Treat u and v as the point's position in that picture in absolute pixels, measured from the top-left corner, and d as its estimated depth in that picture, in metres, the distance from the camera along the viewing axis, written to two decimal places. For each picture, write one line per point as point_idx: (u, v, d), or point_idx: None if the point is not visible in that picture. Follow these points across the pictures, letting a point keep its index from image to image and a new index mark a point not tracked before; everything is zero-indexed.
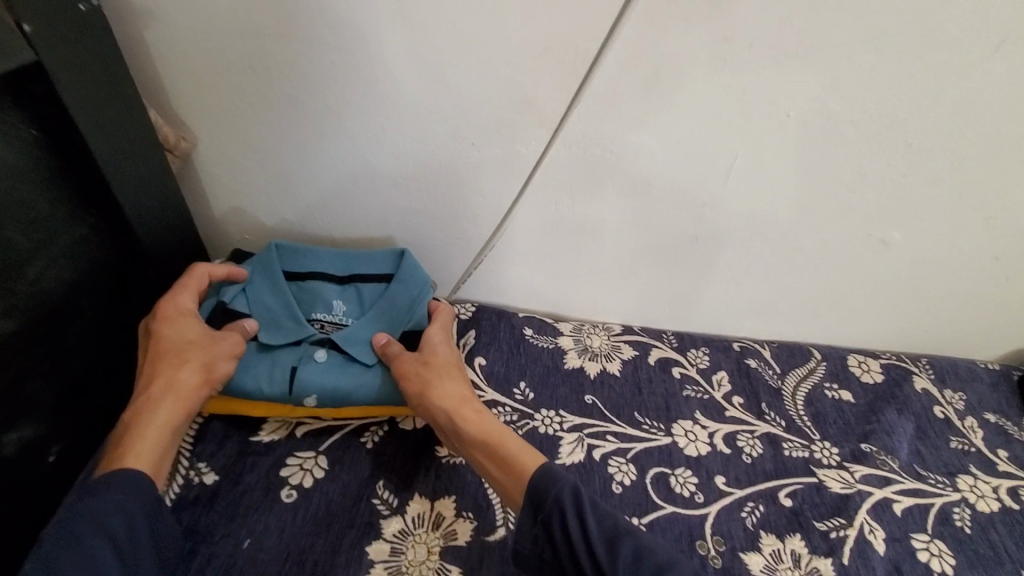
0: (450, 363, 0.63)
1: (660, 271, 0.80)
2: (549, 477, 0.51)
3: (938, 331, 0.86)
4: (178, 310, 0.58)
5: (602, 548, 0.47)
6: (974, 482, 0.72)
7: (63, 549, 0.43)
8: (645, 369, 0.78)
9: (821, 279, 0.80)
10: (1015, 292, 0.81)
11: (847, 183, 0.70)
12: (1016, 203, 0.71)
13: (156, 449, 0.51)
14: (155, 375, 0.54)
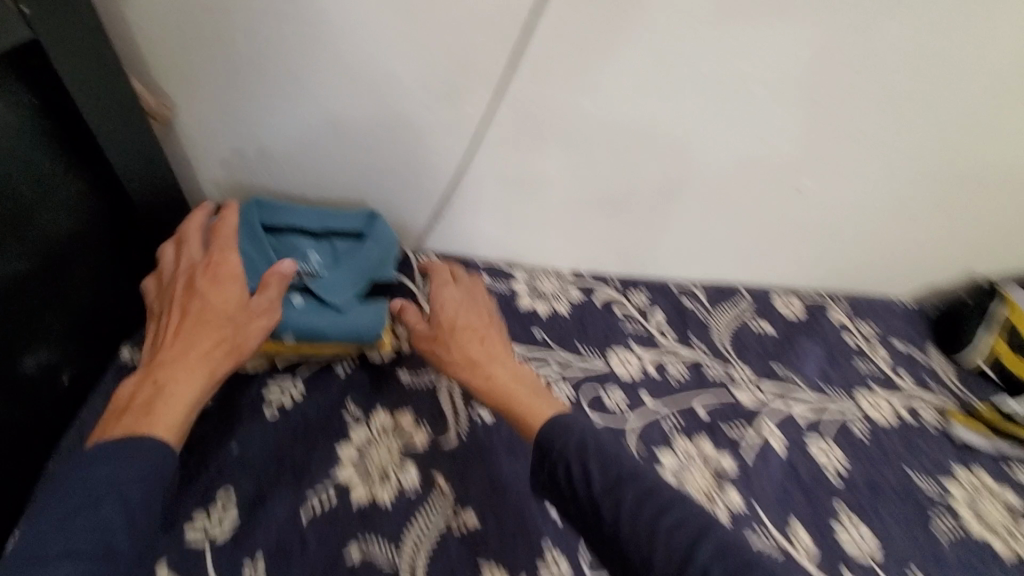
0: (455, 325, 0.67)
1: (606, 222, 0.89)
2: (557, 429, 0.54)
3: (858, 272, 0.96)
4: (223, 279, 0.63)
5: (606, 490, 0.50)
6: (873, 398, 0.81)
7: (75, 512, 0.45)
8: (589, 309, 0.88)
9: (747, 225, 0.89)
10: (920, 233, 0.90)
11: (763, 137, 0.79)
12: (912, 150, 0.80)
13: (179, 419, 0.54)
14: (191, 341, 0.59)
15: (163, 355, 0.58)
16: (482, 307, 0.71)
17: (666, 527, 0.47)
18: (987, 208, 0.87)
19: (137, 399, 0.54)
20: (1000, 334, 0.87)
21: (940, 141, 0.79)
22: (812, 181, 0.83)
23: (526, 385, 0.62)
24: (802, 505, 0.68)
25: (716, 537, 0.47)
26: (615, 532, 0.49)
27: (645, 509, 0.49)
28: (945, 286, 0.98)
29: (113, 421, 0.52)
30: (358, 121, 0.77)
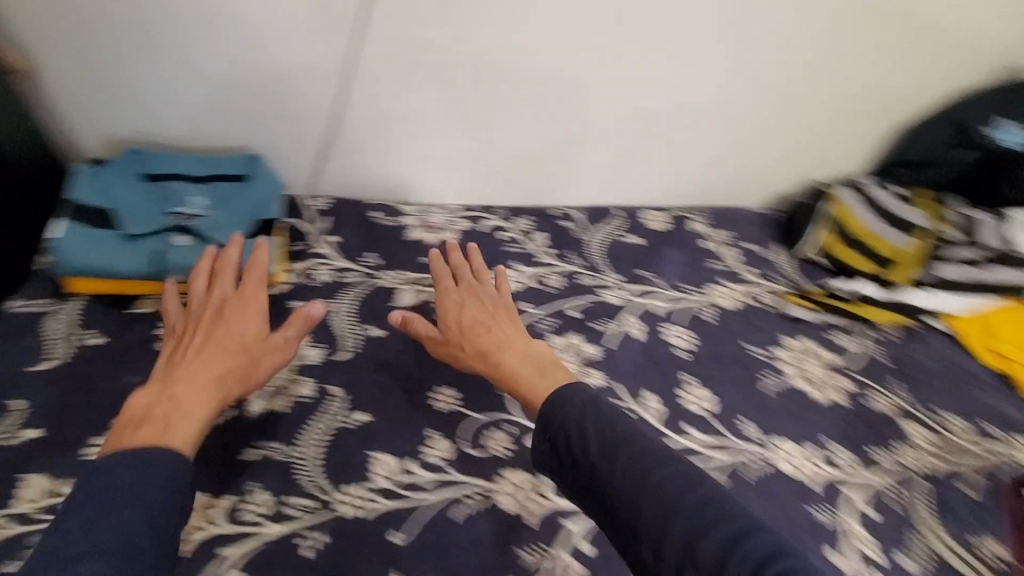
0: (454, 322, 0.72)
1: (484, 155, 0.96)
2: (557, 402, 0.58)
3: (715, 186, 1.08)
4: (248, 312, 0.65)
5: (604, 454, 0.53)
6: (723, 290, 0.94)
7: (95, 513, 0.43)
8: (475, 235, 0.95)
9: (611, 148, 0.98)
10: (760, 146, 1.03)
11: (609, 61, 0.87)
12: (738, 69, 0.92)
13: (196, 436, 0.53)
14: (208, 362, 0.59)
15: (178, 372, 0.57)
16: (485, 303, 0.74)
17: (656, 477, 0.52)
18: (812, 118, 1.00)
19: (154, 410, 0.52)
20: (830, 229, 1.00)
21: (760, 56, 0.91)
22: (661, 102, 0.93)
23: (535, 366, 0.65)
24: (654, 379, 0.79)
25: (704, 491, 0.51)
26: (612, 489, 0.52)
27: (638, 465, 0.52)
28: (791, 194, 1.12)
29: (129, 430, 0.50)
30: (226, 66, 0.79)
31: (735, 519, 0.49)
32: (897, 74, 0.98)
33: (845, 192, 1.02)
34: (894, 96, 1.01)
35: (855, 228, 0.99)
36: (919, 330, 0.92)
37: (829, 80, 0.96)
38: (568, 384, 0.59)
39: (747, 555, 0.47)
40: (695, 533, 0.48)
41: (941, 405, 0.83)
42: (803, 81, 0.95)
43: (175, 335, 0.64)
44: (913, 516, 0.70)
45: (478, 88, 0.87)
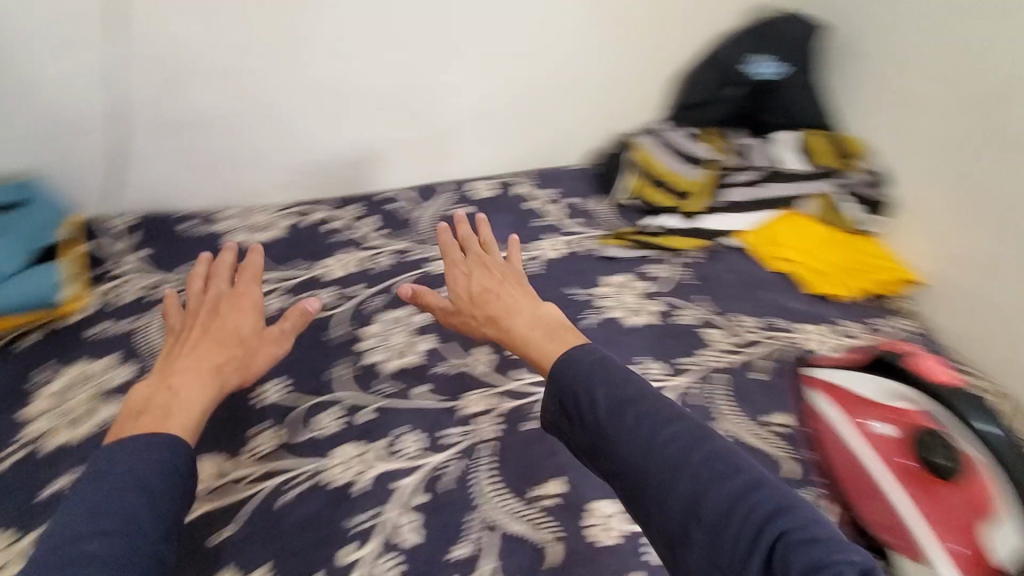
0: (505, 274, 0.78)
1: (288, 151, 1.02)
2: (567, 362, 0.62)
3: (530, 150, 1.18)
4: (240, 308, 0.70)
5: (612, 412, 0.57)
6: (548, 243, 1.02)
7: (103, 503, 0.50)
8: (301, 229, 0.98)
9: (412, 129, 1.07)
10: (553, 109, 1.15)
11: (378, 48, 0.97)
12: (495, 44, 1.04)
13: (194, 421, 0.59)
14: (201, 358, 0.64)
15: (176, 366, 0.64)
16: (499, 266, 0.79)
17: (663, 434, 0.55)
18: (591, 72, 1.12)
19: (152, 401, 0.59)
20: (638, 174, 1.10)
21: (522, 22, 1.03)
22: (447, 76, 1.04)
23: (543, 328, 0.69)
24: None
25: (709, 447, 0.54)
26: (623, 447, 0.55)
27: (651, 422, 0.56)
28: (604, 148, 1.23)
29: (131, 420, 0.57)
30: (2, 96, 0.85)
31: (742, 475, 0.52)
32: (655, 26, 1.11)
33: (647, 140, 1.14)
34: (660, 44, 1.13)
35: (657, 169, 1.09)
36: (720, 248, 1.04)
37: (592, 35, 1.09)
38: (578, 347, 0.63)
39: (745, 505, 0.50)
40: (700, 486, 0.51)
41: (735, 309, 0.95)
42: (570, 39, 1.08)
43: (175, 331, 0.69)
44: (712, 405, 0.81)
45: (264, 86, 0.95)
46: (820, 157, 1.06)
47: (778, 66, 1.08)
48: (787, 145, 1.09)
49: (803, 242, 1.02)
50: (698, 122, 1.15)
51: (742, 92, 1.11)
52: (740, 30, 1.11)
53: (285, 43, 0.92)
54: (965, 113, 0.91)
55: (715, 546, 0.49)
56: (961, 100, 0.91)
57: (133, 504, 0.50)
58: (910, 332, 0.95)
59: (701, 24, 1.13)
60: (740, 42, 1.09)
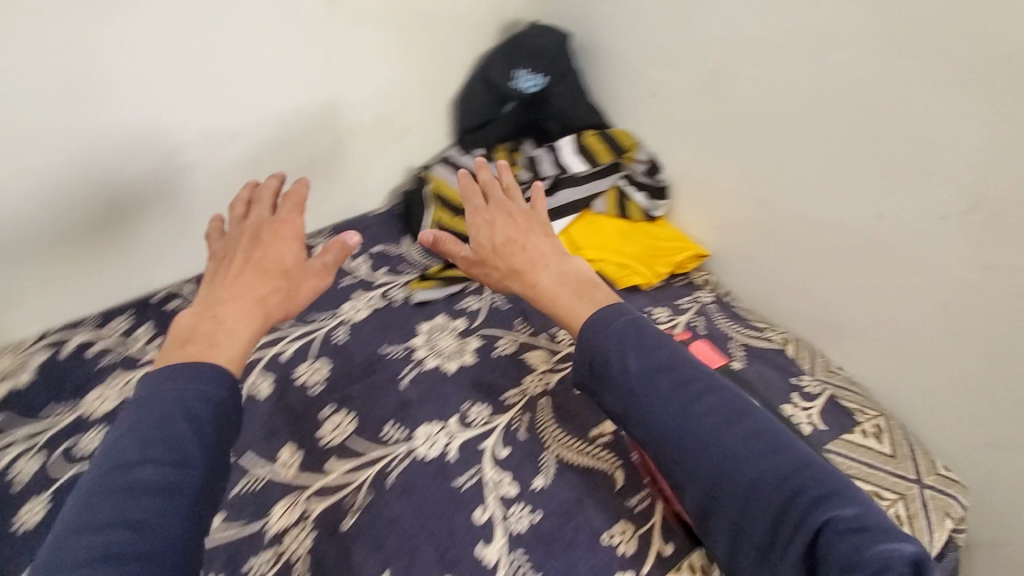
0: (533, 224, 0.87)
1: (14, 290, 0.89)
2: (598, 327, 0.73)
3: (321, 208, 1.12)
4: (285, 240, 0.80)
5: (643, 379, 0.70)
6: (353, 304, 0.97)
7: (154, 431, 0.59)
8: (57, 364, 0.89)
9: (165, 226, 0.97)
10: (329, 163, 1.08)
11: (82, 160, 0.86)
12: (225, 119, 0.94)
13: (238, 345, 0.70)
14: (251, 287, 0.75)
15: (221, 299, 0.75)
16: (527, 215, 0.88)
17: (698, 410, 0.67)
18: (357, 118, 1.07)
19: (196, 329, 0.71)
20: (437, 203, 1.08)
21: (257, 86, 0.95)
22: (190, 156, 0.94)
23: (570, 287, 0.80)
24: (284, 429, 0.79)
25: (743, 423, 0.66)
26: (657, 418, 0.68)
27: (681, 394, 0.68)
28: (402, 185, 1.19)
29: (178, 347, 0.69)
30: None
31: (777, 444, 0.64)
32: (409, 57, 1.07)
33: (440, 170, 1.12)
34: (421, 75, 1.10)
35: (454, 195, 1.08)
36: None
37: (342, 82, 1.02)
38: (605, 310, 0.75)
39: (776, 470, 0.62)
40: (734, 458, 0.63)
41: (546, 322, 0.95)
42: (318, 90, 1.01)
43: (219, 257, 0.81)
44: (538, 433, 0.80)
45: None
46: (601, 151, 1.08)
47: (536, 78, 1.08)
48: (568, 148, 1.10)
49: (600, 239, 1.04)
50: (483, 142, 1.15)
51: (513, 107, 1.12)
52: (499, 46, 1.12)
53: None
54: (696, 96, 0.95)
55: (745, 516, 0.62)
56: (689, 85, 0.96)
57: (181, 434, 0.59)
58: (711, 304, 1.01)
59: (455, 48, 1.11)
60: (498, 59, 1.10)
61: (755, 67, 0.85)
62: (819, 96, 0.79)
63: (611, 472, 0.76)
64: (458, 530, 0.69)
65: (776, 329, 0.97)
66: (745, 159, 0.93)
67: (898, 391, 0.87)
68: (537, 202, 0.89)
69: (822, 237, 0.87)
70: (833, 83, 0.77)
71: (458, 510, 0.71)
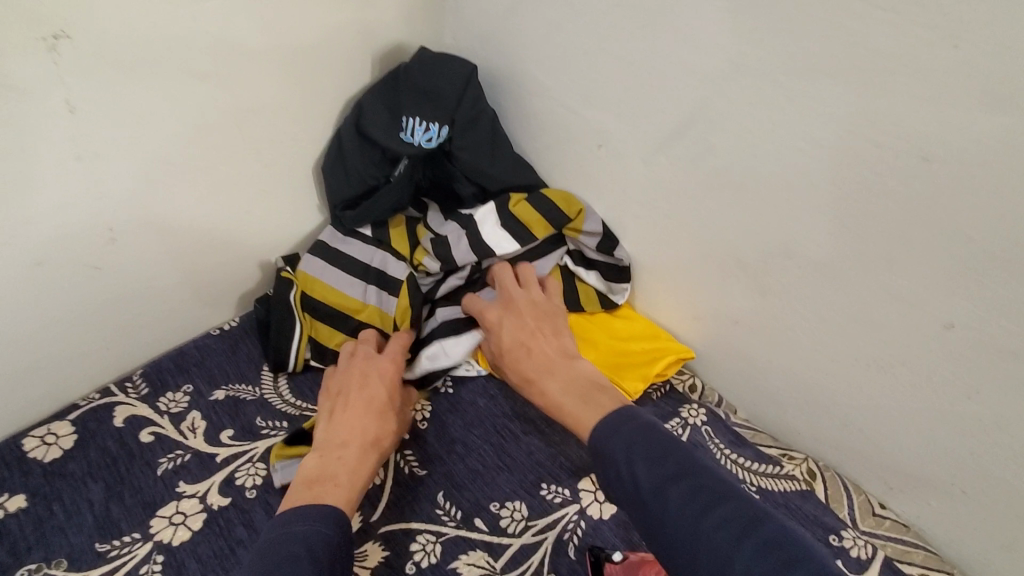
0: (557, 321, 0.71)
1: None
2: (606, 430, 0.53)
3: (125, 344, 0.76)
4: (388, 373, 0.69)
5: (651, 492, 0.47)
6: (175, 508, 0.64)
7: (278, 567, 0.46)
8: None
9: None
10: (130, 282, 0.72)
11: None
12: None
13: (353, 495, 0.57)
14: (362, 424, 0.63)
15: (339, 431, 0.62)
16: (536, 304, 0.73)
17: (710, 524, 0.43)
18: (166, 211, 0.71)
19: (322, 470, 0.58)
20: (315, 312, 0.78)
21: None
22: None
23: (577, 392, 0.60)
24: None
25: (766, 537, 0.42)
26: (670, 538, 0.44)
27: (694, 505, 0.45)
28: (252, 286, 0.86)
29: (301, 490, 0.56)
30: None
31: (813, 567, 0.40)
32: (245, 112, 0.71)
33: (309, 265, 0.80)
34: (264, 135, 0.75)
35: (338, 302, 0.78)
36: (451, 390, 0.76)
37: (134, 163, 0.65)
38: (616, 411, 0.54)
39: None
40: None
41: (484, 499, 0.65)
42: (83, 185, 0.63)
43: (335, 389, 0.68)
44: None
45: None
46: (534, 224, 0.77)
47: (434, 127, 0.78)
48: (490, 220, 0.78)
49: None
50: (370, 218, 0.81)
51: (408, 167, 0.81)
52: (379, 83, 0.79)
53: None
54: (661, 151, 0.68)
55: None
56: (646, 137, 0.68)
57: (307, 574, 0.46)
58: (703, 424, 0.74)
59: (314, 91, 0.76)
60: (378, 103, 0.78)
61: (749, 114, 0.58)
62: (848, 161, 0.54)
63: None
64: None
65: (793, 456, 0.72)
66: (735, 237, 0.66)
67: (971, 542, 0.63)
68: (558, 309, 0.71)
69: (853, 346, 0.62)
70: (878, 142, 0.51)
71: None
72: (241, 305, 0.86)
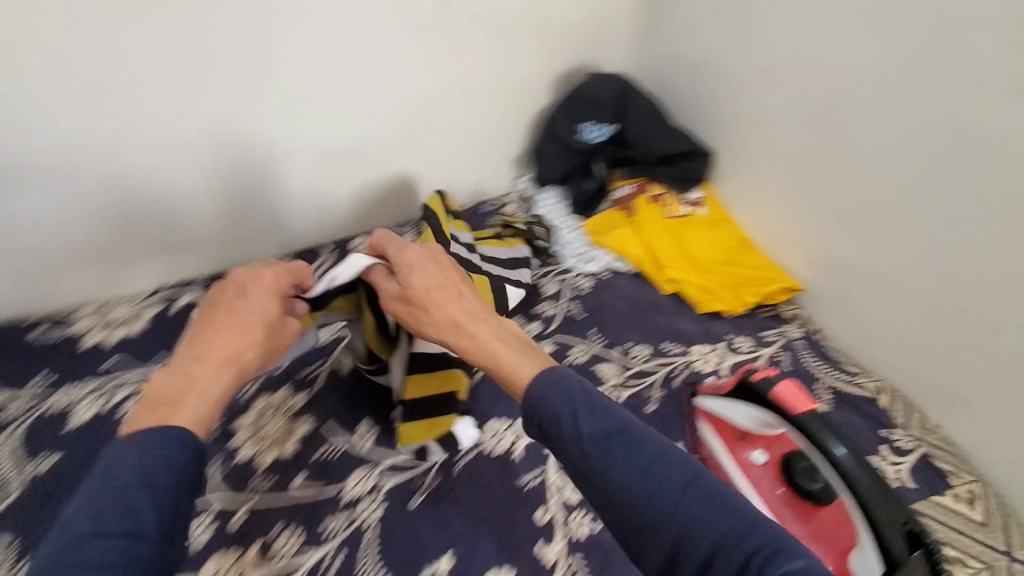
0: (447, 272, 0.65)
1: (134, 231, 0.92)
2: (547, 385, 0.53)
3: (414, 200, 1.14)
4: (267, 289, 0.59)
5: (594, 441, 0.49)
6: None
7: (112, 493, 0.43)
8: (169, 318, 0.93)
9: (277, 195, 0.99)
10: (432, 154, 1.10)
11: (214, 118, 0.88)
12: (355, 99, 0.97)
13: (205, 417, 0.50)
14: (227, 339, 0.54)
15: (196, 347, 0.53)
16: (431, 260, 0.65)
17: (654, 478, 0.47)
18: (463, 111, 1.09)
19: (165, 389, 0.50)
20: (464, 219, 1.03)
21: (366, 79, 0.96)
22: (294, 141, 0.96)
23: (511, 342, 0.59)
24: (368, 407, 0.83)
25: (706, 486, 0.46)
26: (612, 487, 0.47)
27: (634, 456, 0.48)
28: (488, 185, 1.21)
29: (147, 413, 0.48)
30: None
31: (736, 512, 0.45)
32: (522, 57, 1.09)
33: (493, 225, 1.11)
34: (523, 78, 1.12)
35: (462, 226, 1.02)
36: (609, 276, 1.07)
37: (459, 73, 1.04)
38: (548, 368, 0.54)
39: (751, 549, 0.43)
40: (705, 528, 0.44)
41: (625, 340, 0.96)
42: (434, 82, 1.02)
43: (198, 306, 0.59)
44: None
45: (83, 180, 0.85)
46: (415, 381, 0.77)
47: (604, 125, 1.10)
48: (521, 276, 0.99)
49: (674, 257, 1.05)
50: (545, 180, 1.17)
51: (605, 163, 1.15)
52: (563, 99, 1.13)
53: (86, 146, 0.82)
54: (810, 122, 0.93)
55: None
56: (805, 112, 0.93)
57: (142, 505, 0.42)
58: (798, 340, 0.97)
59: (561, 53, 1.13)
60: (563, 116, 1.10)
61: (885, 99, 0.82)
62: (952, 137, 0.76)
63: None
64: (520, 528, 0.72)
65: (869, 376, 0.93)
66: (853, 195, 0.89)
67: (999, 461, 0.80)
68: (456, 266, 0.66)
69: (928, 287, 0.83)
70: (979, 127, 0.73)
71: (520, 507, 0.74)
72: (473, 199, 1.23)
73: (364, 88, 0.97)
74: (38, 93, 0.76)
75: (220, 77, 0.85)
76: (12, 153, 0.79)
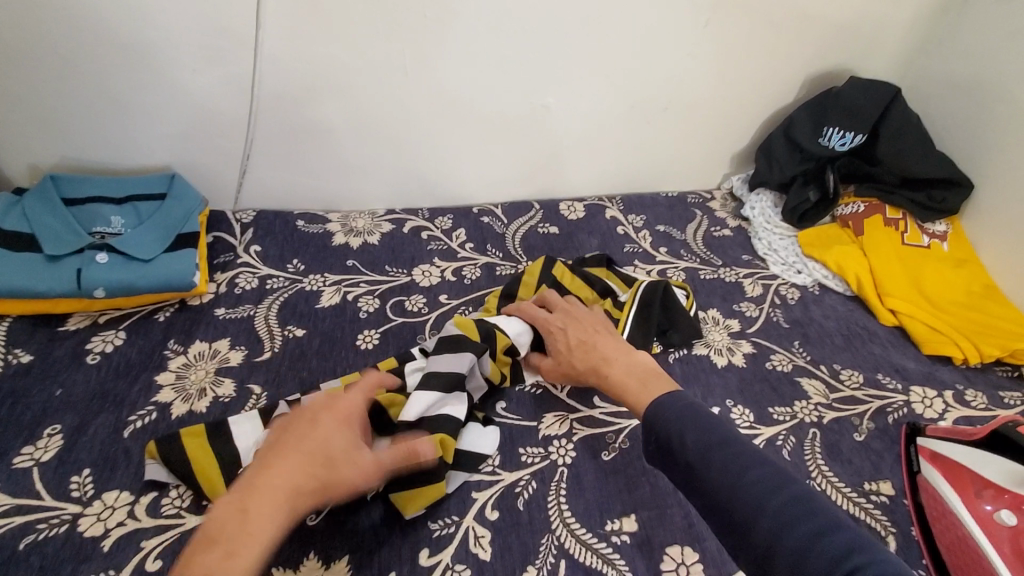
0: (584, 325, 0.74)
1: (395, 151, 1.01)
2: (655, 408, 0.58)
3: (623, 175, 1.16)
4: (343, 422, 0.57)
5: (698, 450, 0.53)
6: (635, 270, 0.99)
7: None
8: (399, 237, 0.99)
9: (520, 142, 1.06)
10: (657, 135, 1.12)
11: (506, 61, 0.95)
12: (622, 66, 1.01)
13: (254, 567, 0.46)
14: (287, 472, 0.51)
15: (259, 479, 0.51)
16: (573, 320, 0.75)
17: (747, 482, 0.49)
18: (707, 96, 1.09)
19: (225, 527, 0.47)
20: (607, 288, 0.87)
21: (628, 48, 0.99)
22: (546, 96, 1.01)
23: (638, 376, 0.64)
24: None
25: (796, 493, 0.48)
26: (715, 493, 0.50)
27: (733, 465, 0.51)
28: (691, 175, 1.21)
29: (198, 550, 0.46)
30: (64, 91, 0.84)
31: (827, 520, 0.46)
32: (782, 53, 1.06)
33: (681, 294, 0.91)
34: (772, 72, 1.08)
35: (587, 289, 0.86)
36: (817, 292, 1.01)
37: (722, 58, 1.04)
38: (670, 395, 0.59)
39: (827, 550, 0.44)
40: (777, 533, 0.46)
41: (835, 361, 0.89)
42: (694, 62, 1.03)
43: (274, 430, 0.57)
44: (805, 463, 0.75)
45: (375, 102, 0.94)
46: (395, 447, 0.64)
47: (849, 135, 1.04)
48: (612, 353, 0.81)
49: (904, 286, 0.97)
50: (763, 183, 1.12)
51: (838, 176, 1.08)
52: (807, 103, 1.08)
53: (391, 70, 0.91)
54: None
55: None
56: None
57: None
58: None
59: (821, 56, 1.08)
60: (808, 117, 1.06)
61: None
62: None
63: (882, 534, 0.69)
64: None
65: None
66: None
67: None
68: (593, 319, 0.75)
69: None
70: None
71: None
72: (675, 187, 1.22)
73: (624, 57, 0.99)
74: (356, 15, 0.84)
75: (526, 26, 0.92)
76: (340, 63, 0.89)
